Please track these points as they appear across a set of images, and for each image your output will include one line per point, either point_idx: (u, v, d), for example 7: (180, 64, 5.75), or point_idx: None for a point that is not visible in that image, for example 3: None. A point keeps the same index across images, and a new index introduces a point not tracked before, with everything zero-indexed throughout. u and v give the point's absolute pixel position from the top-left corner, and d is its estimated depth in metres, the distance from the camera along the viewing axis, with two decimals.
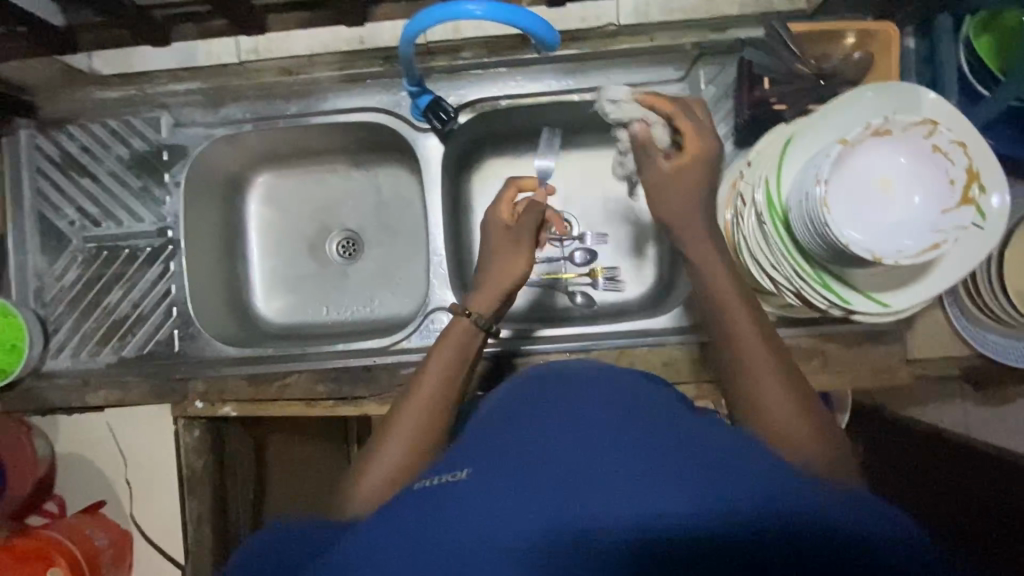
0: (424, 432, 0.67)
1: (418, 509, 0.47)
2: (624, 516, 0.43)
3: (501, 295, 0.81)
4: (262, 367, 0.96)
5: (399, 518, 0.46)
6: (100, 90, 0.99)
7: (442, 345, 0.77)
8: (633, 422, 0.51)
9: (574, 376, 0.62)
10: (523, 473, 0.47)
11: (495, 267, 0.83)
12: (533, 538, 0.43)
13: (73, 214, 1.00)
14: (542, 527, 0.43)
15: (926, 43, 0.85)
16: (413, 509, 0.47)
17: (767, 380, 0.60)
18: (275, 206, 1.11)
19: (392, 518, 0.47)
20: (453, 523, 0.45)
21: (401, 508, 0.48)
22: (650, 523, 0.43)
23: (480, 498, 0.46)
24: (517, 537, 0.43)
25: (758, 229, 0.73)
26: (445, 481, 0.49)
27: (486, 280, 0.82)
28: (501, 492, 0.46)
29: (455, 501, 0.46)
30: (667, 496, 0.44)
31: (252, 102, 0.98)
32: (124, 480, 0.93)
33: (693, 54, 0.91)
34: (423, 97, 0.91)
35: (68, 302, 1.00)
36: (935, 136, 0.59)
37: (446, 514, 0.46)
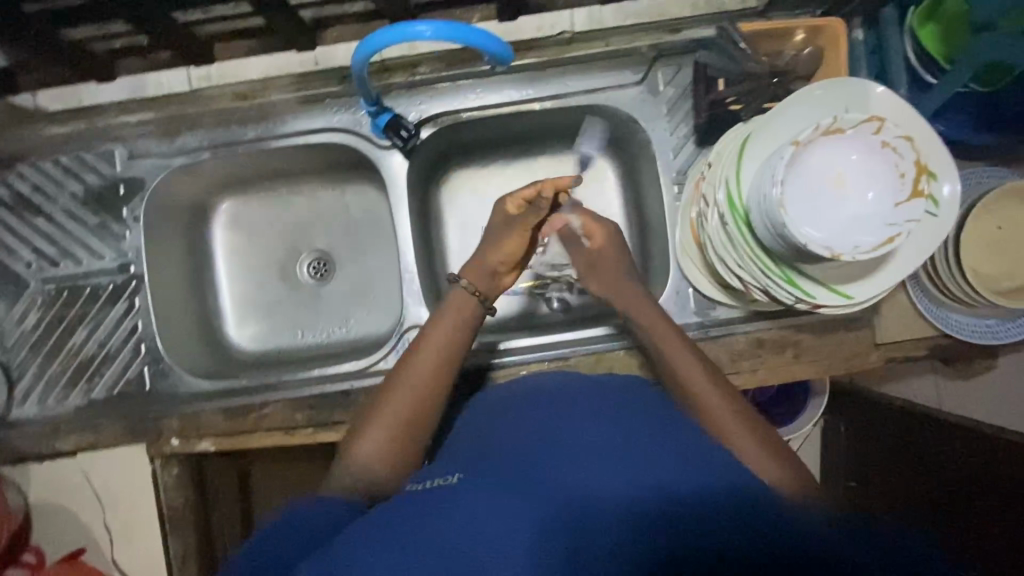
0: (421, 401, 0.72)
1: (414, 512, 0.50)
2: (589, 516, 0.47)
3: (489, 273, 0.83)
4: (238, 399, 0.95)
5: (383, 524, 0.48)
6: (47, 127, 0.96)
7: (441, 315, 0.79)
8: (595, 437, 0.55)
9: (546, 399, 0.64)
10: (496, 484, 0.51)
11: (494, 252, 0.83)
12: (508, 547, 0.45)
13: (29, 255, 0.97)
14: (518, 535, 0.46)
15: (873, 34, 0.87)
16: (392, 520, 0.48)
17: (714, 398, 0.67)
18: (240, 231, 1.09)
19: (373, 526, 0.48)
20: (434, 528, 0.47)
21: (397, 511, 0.50)
22: (611, 523, 0.47)
23: (457, 508, 0.48)
24: (505, 542, 0.46)
25: (722, 229, 0.74)
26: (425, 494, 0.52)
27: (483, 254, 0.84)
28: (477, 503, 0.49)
29: (433, 508, 0.49)
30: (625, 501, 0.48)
31: (209, 130, 0.96)
32: (103, 525, 0.91)
33: (650, 56, 0.92)
34: (383, 116, 0.91)
35: (31, 346, 0.97)
36: (882, 132, 0.60)
37: (427, 523, 0.47)
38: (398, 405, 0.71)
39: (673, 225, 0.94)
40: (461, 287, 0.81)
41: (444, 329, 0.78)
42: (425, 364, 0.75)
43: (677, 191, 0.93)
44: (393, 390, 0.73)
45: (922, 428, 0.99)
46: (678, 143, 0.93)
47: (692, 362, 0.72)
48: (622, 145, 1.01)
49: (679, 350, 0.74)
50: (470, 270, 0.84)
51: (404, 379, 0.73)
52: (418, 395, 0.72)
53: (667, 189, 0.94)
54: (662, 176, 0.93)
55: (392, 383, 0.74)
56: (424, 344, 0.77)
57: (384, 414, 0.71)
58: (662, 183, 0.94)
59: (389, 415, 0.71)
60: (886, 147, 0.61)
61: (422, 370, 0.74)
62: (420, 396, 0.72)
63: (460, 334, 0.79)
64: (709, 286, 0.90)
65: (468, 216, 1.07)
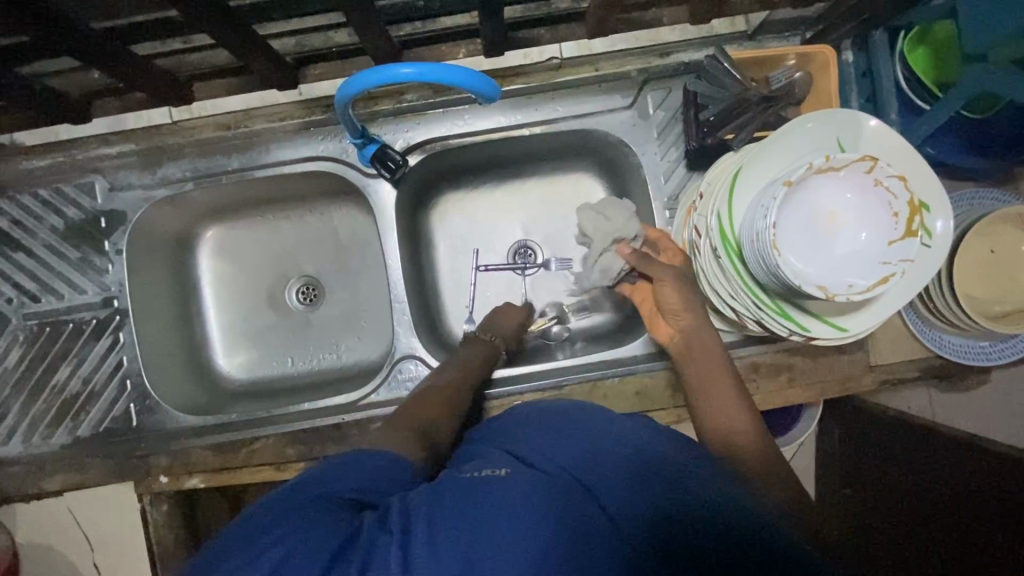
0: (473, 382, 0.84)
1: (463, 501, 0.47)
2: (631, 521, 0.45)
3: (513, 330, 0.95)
4: (227, 434, 0.93)
5: (430, 512, 0.46)
6: (24, 161, 0.94)
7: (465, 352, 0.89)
8: (634, 441, 0.53)
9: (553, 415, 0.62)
10: (548, 478, 0.48)
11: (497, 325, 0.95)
12: (549, 542, 0.44)
13: (9, 292, 0.95)
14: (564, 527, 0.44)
15: (863, 57, 0.86)
16: (438, 509, 0.47)
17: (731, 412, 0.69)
18: (227, 258, 1.07)
19: (424, 512, 0.47)
20: (482, 514, 0.46)
21: (444, 498, 0.48)
22: (664, 516, 0.46)
23: (510, 499, 0.46)
24: (549, 532, 0.44)
25: (715, 262, 0.73)
26: (477, 480, 0.49)
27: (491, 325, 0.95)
28: (531, 497, 0.46)
29: (480, 498, 0.47)
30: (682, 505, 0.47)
31: (192, 161, 0.94)
32: (91, 566, 0.89)
33: (638, 81, 0.91)
34: (369, 147, 0.88)
35: (13, 384, 0.95)
36: (876, 171, 0.59)
37: (475, 510, 0.46)
38: (424, 395, 0.78)
39: None
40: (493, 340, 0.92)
41: (467, 360, 0.87)
42: (449, 377, 0.82)
43: (670, 216, 0.92)
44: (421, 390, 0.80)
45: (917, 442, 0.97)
46: (668, 167, 0.92)
47: (718, 385, 0.72)
48: (612, 166, 1.00)
49: (718, 381, 0.72)
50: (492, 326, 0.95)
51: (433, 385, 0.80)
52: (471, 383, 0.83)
53: (659, 214, 0.93)
54: (654, 200, 0.92)
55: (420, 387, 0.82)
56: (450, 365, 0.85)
57: (416, 400, 0.77)
58: (654, 208, 0.93)
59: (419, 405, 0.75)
60: (879, 186, 0.60)
61: (448, 381, 0.81)
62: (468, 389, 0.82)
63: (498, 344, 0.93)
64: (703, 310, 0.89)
65: (459, 241, 1.05)
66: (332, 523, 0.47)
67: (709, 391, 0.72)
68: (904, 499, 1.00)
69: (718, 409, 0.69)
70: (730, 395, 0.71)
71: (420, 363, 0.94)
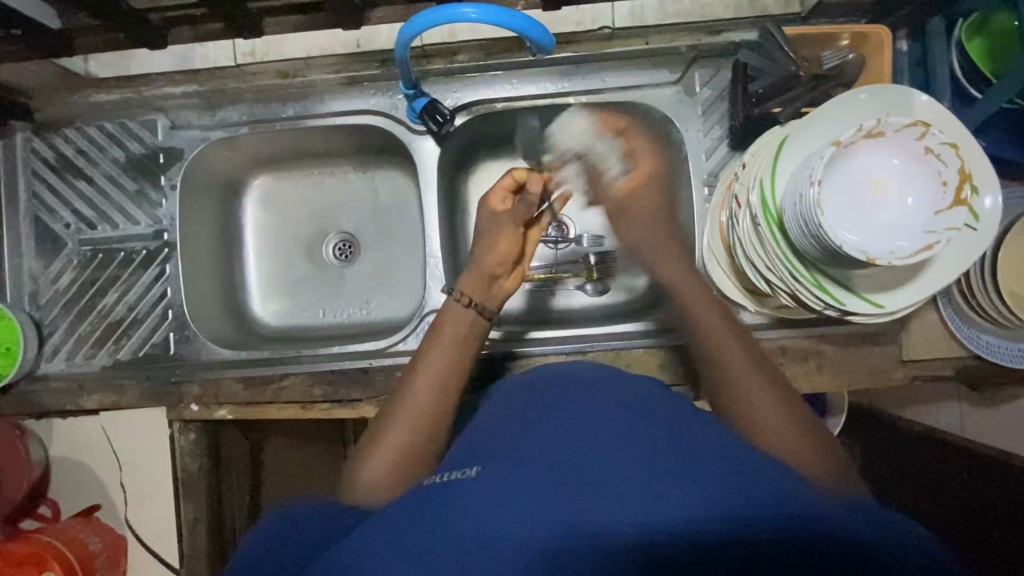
0: (452, 363, 0.74)
1: (429, 507, 0.48)
2: (621, 526, 0.44)
3: (489, 275, 0.80)
4: (258, 369, 0.96)
5: (401, 517, 0.47)
6: (95, 94, 0.99)
7: (443, 324, 0.78)
8: (620, 425, 0.52)
9: (573, 381, 0.63)
10: (512, 477, 0.48)
11: (484, 252, 0.81)
12: (529, 544, 0.44)
13: (68, 217, 1.00)
14: (545, 529, 0.44)
15: (919, 46, 0.86)
16: (402, 520, 0.47)
17: (765, 406, 0.62)
18: (270, 208, 1.11)
19: (388, 525, 0.48)
20: (454, 523, 0.46)
21: (410, 507, 0.49)
22: (656, 520, 0.44)
23: (469, 501, 0.47)
24: (526, 536, 0.44)
25: (753, 231, 0.73)
26: (439, 485, 0.50)
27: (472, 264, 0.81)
28: (487, 501, 0.46)
29: (448, 502, 0.48)
30: (646, 485, 0.46)
31: (250, 105, 0.98)
32: (118, 484, 0.93)
33: (687, 57, 0.92)
34: (420, 100, 0.91)
35: (63, 305, 0.99)
36: (926, 137, 0.59)
37: (447, 514, 0.46)
38: (391, 443, 0.67)
39: (701, 228, 0.93)
40: (460, 302, 0.78)
41: (440, 362, 0.74)
42: (417, 405, 0.70)
43: (708, 193, 0.92)
44: (385, 432, 0.68)
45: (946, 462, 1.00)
46: (710, 145, 0.92)
47: (749, 378, 0.64)
48: None
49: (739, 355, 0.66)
50: (466, 283, 0.80)
51: (399, 423, 0.69)
52: (447, 366, 0.74)
53: (697, 190, 0.93)
54: (692, 177, 0.93)
55: (383, 422, 0.70)
56: (419, 380, 0.73)
57: (389, 446, 0.67)
58: (692, 185, 0.93)
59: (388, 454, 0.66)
60: (929, 154, 0.60)
61: (416, 410, 0.69)
62: (448, 374, 0.73)
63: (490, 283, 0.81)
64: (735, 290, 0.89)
65: None
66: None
67: (741, 386, 0.64)
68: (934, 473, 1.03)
69: (744, 388, 0.64)
70: (760, 376, 0.64)
71: None
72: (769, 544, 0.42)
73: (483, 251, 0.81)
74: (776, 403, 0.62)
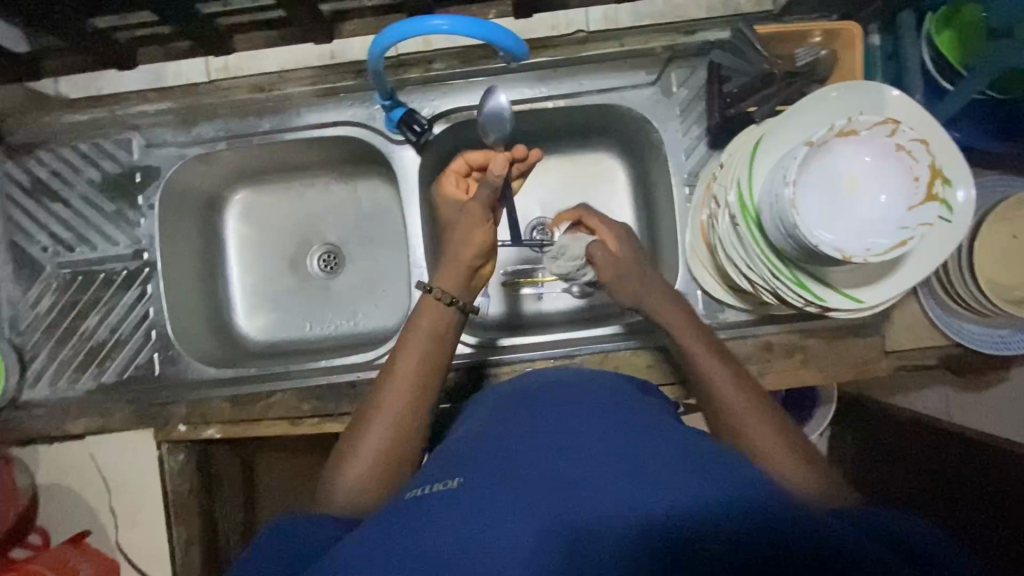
0: (427, 362, 0.74)
1: (414, 517, 0.47)
2: (606, 539, 0.43)
3: (466, 270, 0.79)
4: (245, 387, 0.95)
5: (386, 530, 0.47)
6: (67, 114, 0.98)
7: (416, 322, 0.77)
8: (603, 433, 0.52)
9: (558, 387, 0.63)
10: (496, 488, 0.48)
11: (458, 249, 0.79)
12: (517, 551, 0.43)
13: (45, 240, 0.99)
14: (530, 541, 0.44)
15: (890, 40, 0.86)
16: (389, 531, 0.47)
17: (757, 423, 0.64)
18: (252, 221, 1.10)
19: (373, 536, 0.47)
20: (438, 534, 0.45)
21: (397, 517, 0.48)
22: (643, 526, 0.44)
23: (454, 513, 0.47)
24: (512, 546, 0.44)
25: (731, 230, 0.74)
26: (424, 496, 0.50)
27: (448, 259, 0.79)
28: (473, 513, 0.46)
29: (434, 511, 0.47)
30: (630, 490, 0.46)
31: (225, 120, 0.97)
32: (108, 508, 0.92)
33: (663, 57, 0.92)
34: (397, 110, 0.91)
35: (44, 329, 0.98)
36: (897, 135, 0.60)
37: (432, 524, 0.46)
38: (378, 437, 0.68)
39: (683, 227, 0.93)
40: (432, 294, 0.77)
41: (415, 359, 0.74)
42: (398, 403, 0.71)
43: (688, 192, 0.92)
44: (364, 432, 0.69)
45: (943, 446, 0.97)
46: (689, 145, 0.92)
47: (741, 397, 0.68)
48: (634, 145, 1.01)
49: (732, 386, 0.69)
50: (444, 279, 0.78)
51: (379, 422, 0.69)
52: (422, 364, 0.74)
53: (677, 190, 0.93)
54: (673, 177, 0.93)
55: (364, 419, 0.71)
56: (394, 380, 0.73)
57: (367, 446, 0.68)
58: (673, 184, 0.93)
59: (365, 453, 0.67)
60: (900, 151, 0.61)
61: (398, 405, 0.71)
62: (423, 370, 0.74)
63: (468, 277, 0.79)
64: (717, 288, 0.90)
65: None
66: None
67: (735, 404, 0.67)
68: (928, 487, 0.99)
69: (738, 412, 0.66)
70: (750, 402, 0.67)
71: None
72: (749, 540, 0.42)
73: (459, 246, 0.79)
74: (775, 424, 0.64)
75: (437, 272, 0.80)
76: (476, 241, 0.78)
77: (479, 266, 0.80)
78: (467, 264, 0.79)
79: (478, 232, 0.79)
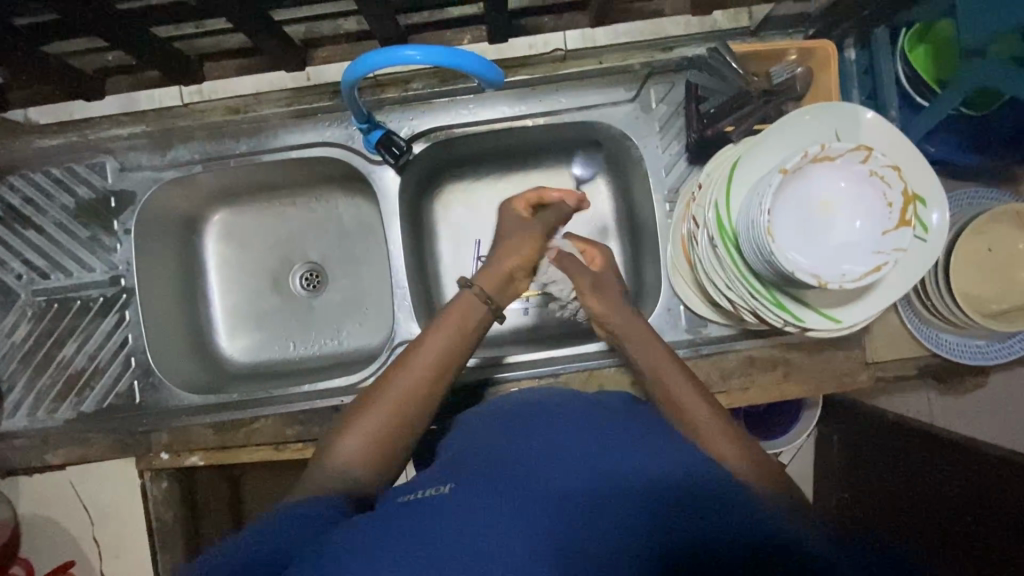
0: (446, 357, 0.71)
1: (401, 524, 0.49)
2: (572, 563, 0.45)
3: (504, 275, 0.81)
4: (227, 413, 0.95)
5: (378, 540, 0.47)
6: (38, 139, 0.96)
7: (443, 317, 0.75)
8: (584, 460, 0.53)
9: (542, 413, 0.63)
10: (483, 504, 0.49)
11: (504, 254, 0.82)
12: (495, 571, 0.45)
13: (20, 267, 0.97)
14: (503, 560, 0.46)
15: (866, 55, 0.87)
16: (382, 536, 0.48)
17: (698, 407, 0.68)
18: (232, 241, 1.09)
19: (363, 533, 0.49)
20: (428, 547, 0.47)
21: (387, 517, 0.50)
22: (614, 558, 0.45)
23: (443, 524, 0.48)
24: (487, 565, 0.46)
25: (711, 251, 0.74)
26: (417, 501, 0.51)
27: (490, 262, 0.82)
28: (456, 526, 0.48)
29: (429, 522, 0.48)
30: (604, 533, 0.47)
31: (201, 143, 0.96)
32: (91, 538, 0.91)
33: (642, 74, 0.92)
34: (375, 132, 0.89)
35: (20, 358, 0.97)
36: (871, 161, 0.60)
37: (420, 542, 0.47)
38: (383, 419, 0.65)
39: (664, 242, 0.93)
40: (472, 292, 0.78)
41: (436, 351, 0.71)
42: (409, 389, 0.68)
43: (669, 208, 0.92)
44: (369, 409, 0.66)
45: (921, 451, 0.93)
46: (670, 161, 0.92)
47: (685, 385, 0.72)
48: (615, 160, 1.01)
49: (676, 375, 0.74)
50: (483, 280, 0.80)
51: (387, 401, 0.67)
52: (442, 359, 0.71)
53: (658, 206, 0.93)
54: (654, 193, 0.93)
55: (369, 399, 0.67)
56: (411, 365, 0.70)
57: (369, 426, 0.65)
58: (654, 200, 0.93)
59: (374, 420, 0.65)
60: (874, 176, 0.61)
61: (410, 391, 0.68)
62: (442, 365, 0.71)
63: (495, 279, 0.80)
64: (698, 301, 0.90)
65: (462, 231, 1.06)
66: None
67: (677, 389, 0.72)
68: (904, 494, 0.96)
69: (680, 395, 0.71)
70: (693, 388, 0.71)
71: None
72: None
73: (506, 251, 0.82)
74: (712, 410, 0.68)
75: (477, 275, 0.81)
76: (524, 249, 0.82)
77: (518, 279, 0.84)
78: (510, 271, 0.82)
79: (528, 244, 0.83)
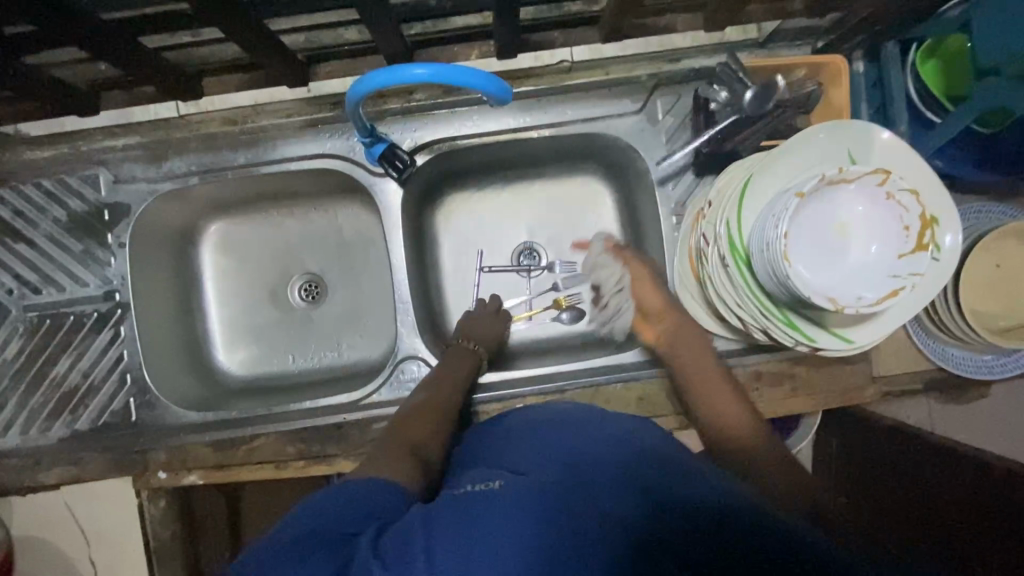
0: (470, 361, 0.87)
1: (452, 514, 0.48)
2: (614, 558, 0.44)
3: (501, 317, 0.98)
4: (226, 430, 0.93)
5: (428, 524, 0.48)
6: (28, 151, 0.94)
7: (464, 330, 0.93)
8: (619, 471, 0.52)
9: (559, 431, 0.62)
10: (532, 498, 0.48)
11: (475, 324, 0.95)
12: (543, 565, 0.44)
13: (10, 282, 0.94)
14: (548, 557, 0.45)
15: (875, 68, 0.86)
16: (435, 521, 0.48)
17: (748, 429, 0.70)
18: (228, 252, 1.07)
19: (417, 523, 0.48)
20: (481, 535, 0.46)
21: (440, 506, 0.49)
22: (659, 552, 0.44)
23: (497, 513, 0.47)
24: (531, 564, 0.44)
25: (722, 270, 0.73)
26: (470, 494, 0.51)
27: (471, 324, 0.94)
28: (504, 520, 0.47)
29: (478, 513, 0.48)
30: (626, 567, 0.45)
31: (197, 155, 0.94)
32: (86, 560, 0.89)
33: (648, 86, 0.91)
34: (377, 146, 0.87)
35: (12, 376, 0.94)
36: (887, 183, 0.60)
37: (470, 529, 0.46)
38: (434, 403, 0.77)
39: (671, 255, 0.92)
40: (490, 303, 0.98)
41: (463, 360, 0.87)
42: (448, 384, 0.81)
43: (676, 222, 0.91)
44: (418, 399, 0.77)
45: (910, 452, 0.92)
46: (676, 174, 0.91)
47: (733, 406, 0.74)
48: (619, 171, 1.00)
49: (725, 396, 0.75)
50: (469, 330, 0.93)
51: (432, 393, 0.79)
52: (468, 366, 0.86)
53: (665, 220, 0.92)
54: (660, 206, 0.92)
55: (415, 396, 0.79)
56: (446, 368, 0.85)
57: (422, 409, 0.75)
58: (660, 213, 0.92)
59: (422, 415, 0.73)
60: (890, 198, 0.60)
61: (447, 387, 0.80)
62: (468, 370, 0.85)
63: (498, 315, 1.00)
64: (703, 315, 0.89)
65: (464, 242, 1.04)
66: (326, 556, 0.48)
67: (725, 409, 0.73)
68: (895, 498, 0.95)
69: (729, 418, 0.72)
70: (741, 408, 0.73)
71: (423, 364, 0.93)
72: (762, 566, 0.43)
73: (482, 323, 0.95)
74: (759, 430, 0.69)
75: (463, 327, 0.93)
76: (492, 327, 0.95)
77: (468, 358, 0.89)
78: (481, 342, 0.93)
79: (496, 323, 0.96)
